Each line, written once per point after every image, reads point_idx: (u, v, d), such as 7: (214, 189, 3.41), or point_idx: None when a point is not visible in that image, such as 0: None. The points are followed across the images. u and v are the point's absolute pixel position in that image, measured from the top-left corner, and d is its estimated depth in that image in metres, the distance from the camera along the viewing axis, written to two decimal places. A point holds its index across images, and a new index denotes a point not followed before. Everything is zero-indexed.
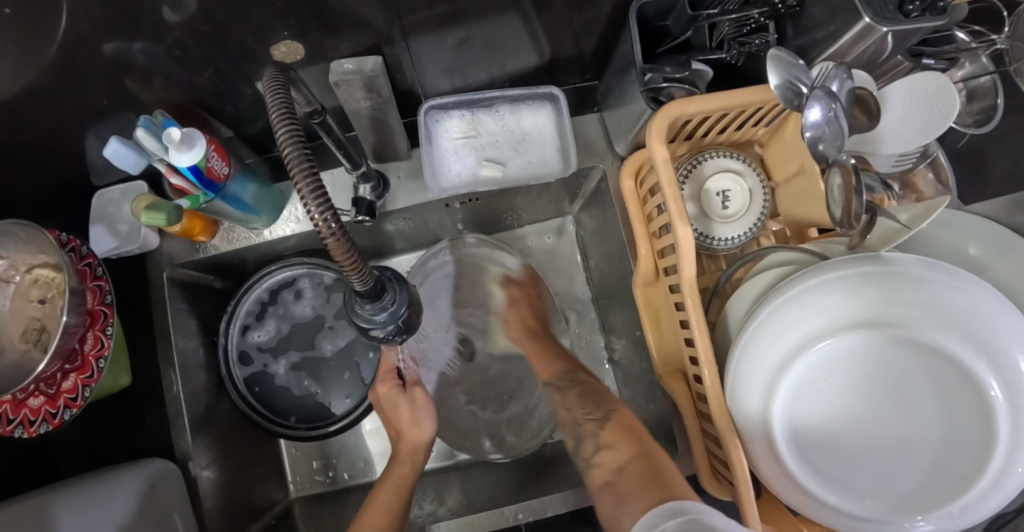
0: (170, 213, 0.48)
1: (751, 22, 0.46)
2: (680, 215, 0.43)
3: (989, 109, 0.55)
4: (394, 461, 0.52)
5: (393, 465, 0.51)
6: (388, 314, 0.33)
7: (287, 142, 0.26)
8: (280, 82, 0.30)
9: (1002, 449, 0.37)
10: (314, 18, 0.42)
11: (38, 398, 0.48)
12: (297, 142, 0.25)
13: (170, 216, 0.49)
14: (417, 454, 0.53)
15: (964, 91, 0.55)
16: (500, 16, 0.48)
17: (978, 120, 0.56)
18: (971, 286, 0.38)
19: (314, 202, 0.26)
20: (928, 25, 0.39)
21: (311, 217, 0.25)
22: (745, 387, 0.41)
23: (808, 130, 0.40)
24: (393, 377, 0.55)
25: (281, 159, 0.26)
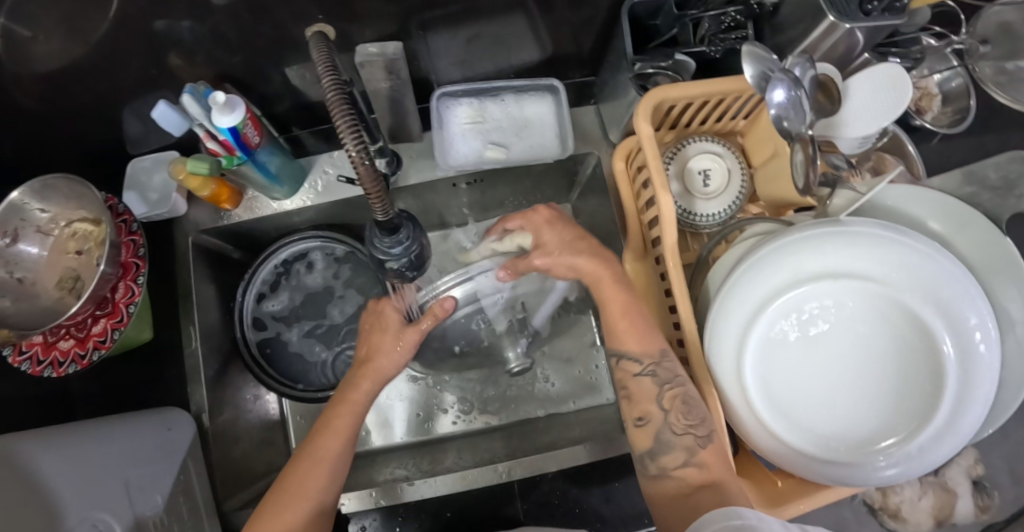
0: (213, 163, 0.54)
1: (730, 21, 0.52)
2: (662, 185, 0.48)
3: (963, 109, 0.63)
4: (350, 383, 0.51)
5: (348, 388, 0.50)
6: (402, 249, 0.38)
7: (333, 92, 0.33)
8: (326, 49, 0.36)
9: (950, 390, 0.41)
10: (344, 5, 0.48)
11: (67, 341, 0.53)
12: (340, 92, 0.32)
13: (210, 167, 0.55)
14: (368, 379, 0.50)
15: (941, 92, 0.64)
16: (508, 13, 0.54)
17: (955, 119, 0.63)
18: (925, 247, 0.42)
19: (350, 136, 0.31)
20: (887, 23, 0.45)
21: (347, 148, 0.31)
22: (721, 341, 0.45)
23: (773, 109, 0.46)
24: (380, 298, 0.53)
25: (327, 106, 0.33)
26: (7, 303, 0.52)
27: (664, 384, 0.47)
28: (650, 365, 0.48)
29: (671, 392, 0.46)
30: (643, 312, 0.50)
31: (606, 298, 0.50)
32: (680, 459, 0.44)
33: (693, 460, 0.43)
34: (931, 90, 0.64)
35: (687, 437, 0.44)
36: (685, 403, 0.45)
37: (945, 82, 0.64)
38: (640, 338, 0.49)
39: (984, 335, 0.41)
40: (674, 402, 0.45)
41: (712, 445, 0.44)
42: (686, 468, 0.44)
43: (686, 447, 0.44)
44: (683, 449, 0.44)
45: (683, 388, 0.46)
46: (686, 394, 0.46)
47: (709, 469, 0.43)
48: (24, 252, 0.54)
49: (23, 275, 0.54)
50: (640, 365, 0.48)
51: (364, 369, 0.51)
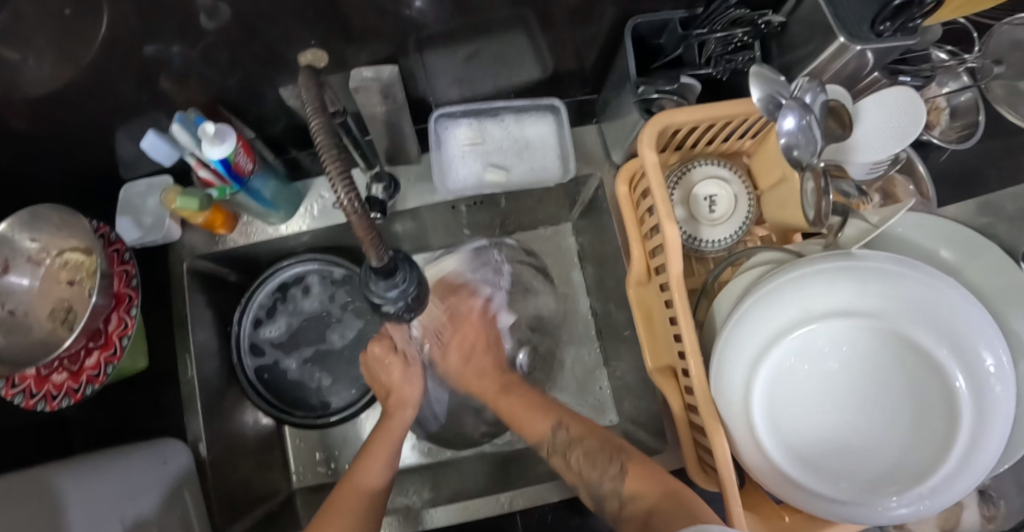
0: (202, 201, 0.53)
1: (737, 40, 0.51)
2: (668, 215, 0.46)
3: (972, 124, 0.60)
4: (386, 415, 0.55)
5: (385, 420, 0.54)
6: (399, 292, 0.37)
7: (321, 135, 0.30)
8: (313, 85, 0.34)
9: (965, 432, 0.39)
10: (338, 28, 0.47)
11: (61, 374, 0.51)
12: (330, 136, 0.30)
13: (201, 203, 0.53)
14: (406, 407, 0.55)
15: (950, 107, 0.61)
16: (507, 31, 0.52)
17: (963, 135, 0.60)
18: (937, 281, 0.40)
19: (340, 185, 0.30)
20: (900, 44, 0.43)
21: (337, 197, 0.29)
22: (727, 375, 0.44)
23: (784, 137, 0.44)
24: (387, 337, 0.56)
25: (315, 151, 0.30)
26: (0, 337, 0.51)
27: (567, 456, 0.50)
28: (549, 446, 0.51)
29: (576, 455, 0.50)
30: (534, 401, 0.55)
31: (510, 409, 0.55)
32: (615, 503, 0.46)
33: (625, 498, 0.45)
34: (938, 105, 0.61)
35: (609, 480, 0.47)
36: (588, 457, 0.49)
37: (956, 96, 0.61)
38: (528, 419, 0.53)
39: (1000, 373, 0.39)
40: (580, 461, 0.49)
41: (630, 473, 0.46)
42: (625, 507, 0.45)
43: (614, 490, 0.46)
44: (614, 491, 0.46)
45: (586, 443, 0.50)
46: (588, 449, 0.50)
47: (644, 496, 0.44)
48: (14, 284, 0.53)
49: (14, 307, 0.53)
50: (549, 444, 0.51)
51: (394, 400, 0.55)
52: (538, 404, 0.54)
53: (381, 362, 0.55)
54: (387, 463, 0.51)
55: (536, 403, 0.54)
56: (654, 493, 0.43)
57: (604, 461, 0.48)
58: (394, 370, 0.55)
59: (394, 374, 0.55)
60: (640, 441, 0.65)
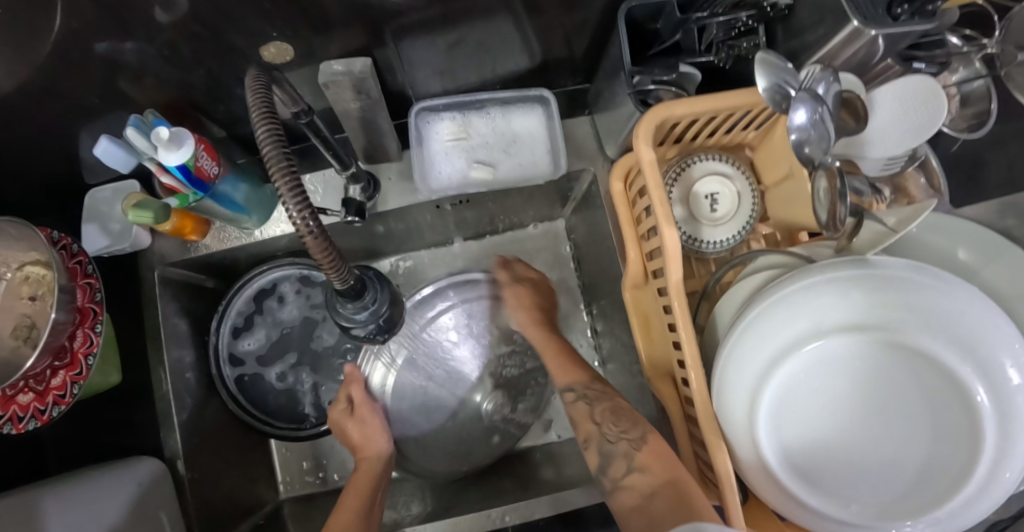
0: (157, 211, 0.49)
1: (739, 25, 0.47)
2: (666, 217, 0.42)
3: (984, 113, 0.53)
4: (356, 471, 0.57)
5: (356, 472, 0.57)
6: (369, 313, 0.34)
7: (268, 144, 0.26)
8: (262, 85, 0.30)
9: (990, 452, 0.36)
10: (304, 18, 0.42)
11: (27, 395, 0.48)
12: (278, 145, 0.26)
13: (157, 215, 0.49)
14: (374, 460, 0.58)
15: (958, 95, 0.54)
16: (491, 18, 0.48)
17: (972, 125, 0.54)
18: (958, 290, 0.37)
19: (293, 202, 0.26)
20: (917, 29, 0.38)
21: (289, 216, 0.25)
22: (731, 391, 0.41)
23: (794, 131, 0.40)
24: (343, 401, 0.61)
25: (262, 163, 0.26)
26: None
27: (593, 406, 0.54)
28: (580, 392, 0.56)
29: (600, 409, 0.53)
30: (568, 352, 0.62)
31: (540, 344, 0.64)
32: (624, 467, 0.47)
33: (635, 465, 0.46)
34: (948, 93, 0.54)
35: (624, 442, 0.49)
36: (614, 413, 0.51)
37: (964, 84, 0.54)
38: (570, 367, 0.59)
39: None
40: (603, 415, 0.52)
41: (647, 446, 0.47)
42: (633, 473, 0.46)
43: (626, 454, 0.48)
44: (626, 453, 0.48)
45: (611, 402, 0.53)
46: (614, 407, 0.52)
47: (652, 471, 0.45)
48: None
49: None
50: (575, 391, 0.57)
51: (359, 453, 0.59)
52: (575, 365, 0.60)
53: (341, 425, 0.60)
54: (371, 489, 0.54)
55: (565, 355, 0.61)
56: (659, 474, 0.44)
57: (625, 422, 0.50)
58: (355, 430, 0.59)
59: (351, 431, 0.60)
60: None
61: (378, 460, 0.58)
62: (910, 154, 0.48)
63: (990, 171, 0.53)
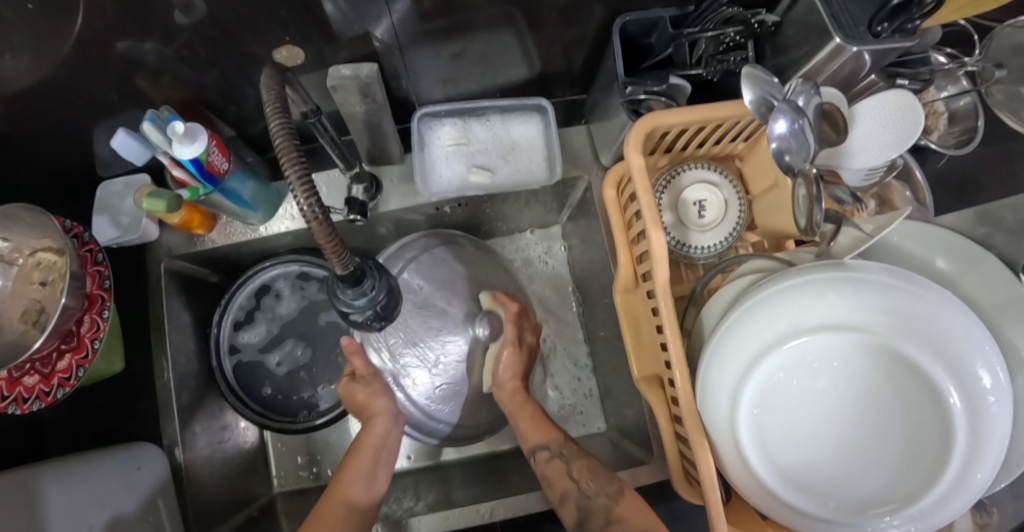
0: (170, 201, 0.51)
1: (728, 40, 0.48)
2: (654, 221, 0.45)
3: (971, 129, 0.56)
4: (363, 429, 0.53)
5: (360, 435, 0.52)
6: (367, 300, 0.35)
7: (280, 136, 0.29)
8: (277, 84, 0.32)
9: (961, 453, 0.38)
10: (315, 26, 0.45)
11: (33, 377, 0.50)
12: (289, 138, 0.28)
13: (170, 204, 0.52)
14: (382, 416, 0.53)
15: (946, 111, 0.57)
16: (492, 30, 0.51)
17: (961, 140, 0.56)
18: (929, 294, 0.39)
19: (302, 191, 0.28)
20: (897, 46, 0.41)
21: (297, 202, 0.27)
22: (712, 391, 0.42)
23: (775, 141, 0.43)
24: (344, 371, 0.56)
25: (275, 153, 0.29)
26: None
27: (568, 465, 0.50)
28: (554, 450, 0.52)
29: (577, 467, 0.50)
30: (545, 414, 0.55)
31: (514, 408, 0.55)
32: (603, 519, 0.46)
33: (613, 517, 0.46)
34: (936, 109, 0.56)
35: (605, 497, 0.47)
36: (591, 470, 0.49)
37: (952, 101, 0.56)
38: (535, 424, 0.54)
39: (995, 389, 0.38)
40: (582, 473, 0.49)
41: (626, 500, 0.46)
42: (611, 526, 0.45)
43: (607, 506, 0.47)
44: (606, 507, 0.47)
45: (589, 459, 0.51)
46: (592, 465, 0.50)
47: (630, 521, 0.45)
48: None
49: None
50: (550, 450, 0.52)
51: (368, 413, 0.53)
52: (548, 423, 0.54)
53: (347, 393, 0.55)
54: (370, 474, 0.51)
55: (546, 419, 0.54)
56: (637, 524, 0.45)
57: (604, 476, 0.49)
58: (357, 392, 0.54)
59: (357, 397, 0.54)
60: (626, 450, 0.64)
61: (385, 423, 0.53)
62: (889, 166, 0.49)
63: (976, 185, 0.55)
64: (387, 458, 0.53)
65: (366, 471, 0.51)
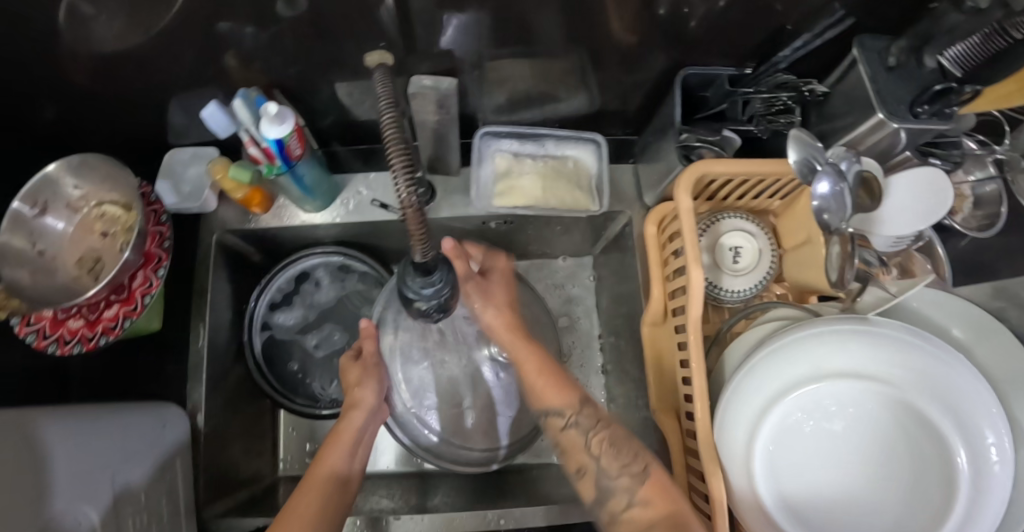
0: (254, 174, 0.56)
1: (780, 103, 0.53)
2: (694, 259, 0.49)
3: (993, 215, 0.58)
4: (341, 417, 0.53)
5: (337, 422, 0.53)
6: (434, 290, 0.38)
7: (390, 129, 0.31)
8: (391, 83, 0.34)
9: (962, 507, 0.40)
10: (406, 36, 0.49)
11: (78, 320, 0.53)
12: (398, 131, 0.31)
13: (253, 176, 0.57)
14: (359, 409, 0.53)
15: (971, 195, 0.59)
16: (561, 63, 0.55)
17: (983, 225, 0.58)
18: (951, 357, 0.41)
19: (403, 181, 0.31)
20: (933, 127, 0.45)
21: (400, 188, 0.30)
22: (731, 426, 0.44)
23: (817, 199, 0.46)
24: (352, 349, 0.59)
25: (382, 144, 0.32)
26: (26, 275, 0.52)
27: (589, 435, 0.48)
28: (571, 417, 0.49)
29: (598, 437, 0.48)
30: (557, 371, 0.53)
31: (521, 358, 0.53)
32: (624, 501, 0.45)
33: (636, 500, 0.44)
34: (962, 192, 0.60)
35: (626, 478, 0.45)
36: (613, 446, 0.47)
37: (979, 186, 0.59)
38: (549, 391, 0.51)
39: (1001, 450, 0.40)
40: (602, 446, 0.47)
41: (649, 481, 0.44)
42: (631, 510, 0.44)
43: (627, 489, 0.45)
44: (626, 489, 0.45)
45: (610, 430, 0.48)
46: (614, 437, 0.48)
47: (655, 503, 0.43)
48: (48, 226, 0.53)
49: (45, 249, 0.53)
50: (565, 417, 0.50)
51: (349, 402, 0.54)
52: (570, 384, 0.52)
53: (344, 368, 0.57)
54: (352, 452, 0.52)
55: (558, 376, 0.52)
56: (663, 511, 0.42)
57: (627, 455, 0.46)
58: (352, 372, 0.56)
59: (350, 377, 0.56)
60: None
61: (361, 416, 0.53)
62: (916, 236, 0.52)
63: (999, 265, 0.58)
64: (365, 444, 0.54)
65: (341, 457, 0.51)
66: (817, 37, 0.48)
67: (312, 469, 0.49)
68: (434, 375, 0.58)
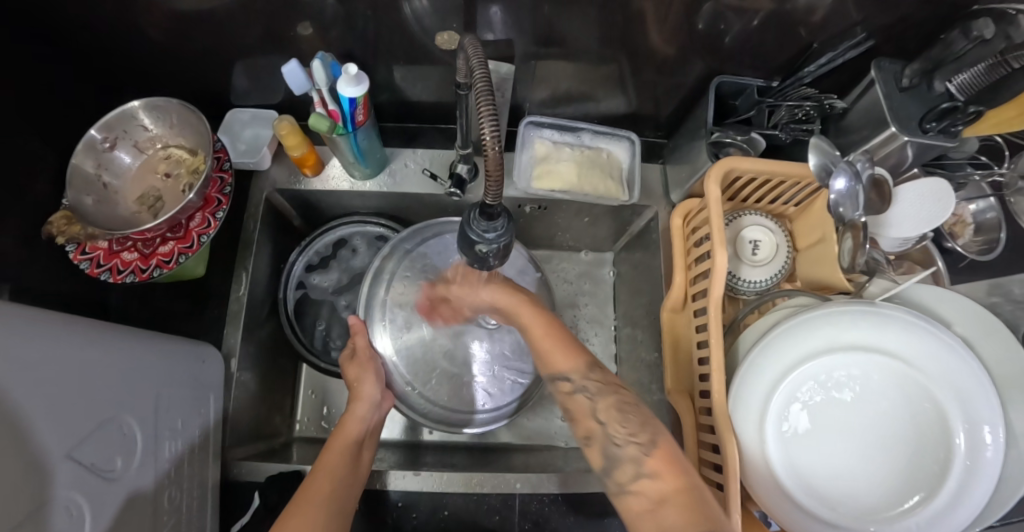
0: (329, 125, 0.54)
1: (803, 112, 0.58)
2: (721, 243, 0.53)
3: (993, 240, 0.61)
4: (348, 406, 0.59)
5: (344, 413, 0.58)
6: (496, 235, 0.41)
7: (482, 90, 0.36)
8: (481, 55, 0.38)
9: (959, 472, 0.43)
10: (473, 23, 0.54)
11: (132, 254, 0.55)
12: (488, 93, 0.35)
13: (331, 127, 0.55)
14: (365, 395, 0.59)
15: (972, 222, 0.62)
16: (607, 63, 0.60)
17: (983, 249, 0.61)
18: (952, 342, 0.45)
19: (489, 131, 0.34)
20: (938, 143, 0.51)
21: (487, 133, 0.33)
22: (746, 394, 0.48)
23: (834, 194, 0.51)
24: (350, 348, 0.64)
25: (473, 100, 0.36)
26: (90, 201, 0.54)
27: (596, 400, 0.47)
28: (576, 381, 0.49)
29: (606, 404, 0.46)
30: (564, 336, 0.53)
31: (526, 322, 0.56)
32: (631, 471, 0.42)
33: (645, 470, 0.41)
34: (963, 218, 0.62)
35: (632, 445, 0.43)
36: (620, 412, 0.46)
37: (979, 213, 0.62)
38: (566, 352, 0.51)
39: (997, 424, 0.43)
40: (609, 413, 0.46)
41: (659, 450, 0.42)
42: (641, 480, 0.41)
43: (633, 458, 0.43)
44: (631, 458, 0.43)
45: (617, 396, 0.47)
46: (620, 404, 0.46)
47: (664, 477, 0.40)
48: (116, 163, 0.57)
49: (109, 181, 0.56)
50: (572, 381, 0.49)
51: (353, 393, 0.59)
52: (574, 348, 0.52)
53: (342, 367, 0.62)
54: (359, 431, 0.57)
55: (564, 341, 0.52)
56: (674, 483, 0.40)
57: (633, 420, 0.45)
58: (352, 369, 0.61)
59: (350, 373, 0.61)
60: None
61: (364, 406, 0.58)
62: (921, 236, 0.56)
63: None
64: (371, 428, 0.59)
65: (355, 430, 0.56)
66: (840, 56, 0.55)
67: (338, 429, 0.56)
68: (420, 354, 0.65)
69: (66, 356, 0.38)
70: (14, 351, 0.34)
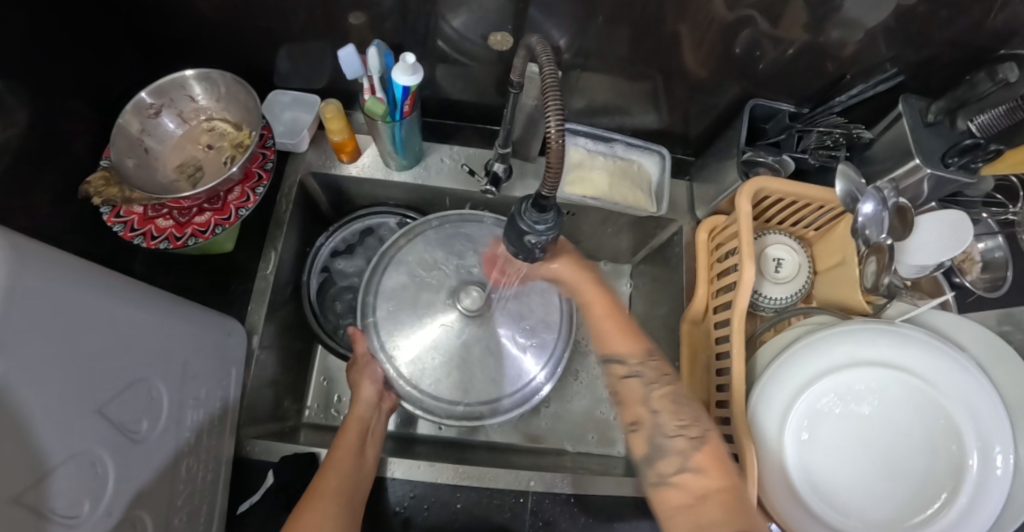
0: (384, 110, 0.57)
1: (833, 139, 0.61)
2: (749, 256, 0.55)
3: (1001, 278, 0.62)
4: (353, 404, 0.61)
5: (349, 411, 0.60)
6: (545, 227, 0.42)
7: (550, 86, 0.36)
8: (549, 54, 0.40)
9: (970, 490, 0.45)
10: (522, 29, 0.56)
11: (167, 221, 0.55)
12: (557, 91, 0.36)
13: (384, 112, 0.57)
14: (368, 394, 0.61)
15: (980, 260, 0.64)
16: (644, 79, 0.63)
17: (990, 286, 0.62)
18: (967, 364, 0.47)
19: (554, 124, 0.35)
20: (959, 179, 0.53)
21: (553, 128, 0.34)
22: (766, 402, 0.49)
23: (863, 217, 0.53)
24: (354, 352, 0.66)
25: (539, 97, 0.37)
26: (131, 164, 0.54)
27: (651, 388, 0.49)
28: (633, 366, 0.51)
29: (660, 393, 0.49)
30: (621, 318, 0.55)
31: (589, 298, 0.56)
32: (676, 464, 0.44)
33: (690, 466, 0.44)
34: (971, 255, 0.64)
35: (682, 440, 0.46)
36: (675, 403, 0.48)
37: (987, 252, 0.64)
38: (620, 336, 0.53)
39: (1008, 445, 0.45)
40: (663, 403, 0.48)
41: (705, 445, 0.45)
42: (683, 474, 0.44)
43: (680, 451, 0.45)
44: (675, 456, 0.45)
45: (672, 388, 0.49)
46: (675, 395, 0.49)
47: (710, 474, 0.43)
48: (159, 131, 0.57)
49: (151, 146, 0.57)
50: (628, 365, 0.51)
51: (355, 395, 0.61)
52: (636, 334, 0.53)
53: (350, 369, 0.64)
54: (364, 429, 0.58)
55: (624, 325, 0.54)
56: (716, 477, 0.42)
57: (685, 411, 0.47)
58: (355, 373, 0.63)
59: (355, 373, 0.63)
60: None
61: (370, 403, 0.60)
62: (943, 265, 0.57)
63: None
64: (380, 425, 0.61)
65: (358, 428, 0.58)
66: (871, 88, 0.59)
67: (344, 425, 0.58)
68: (431, 341, 0.64)
69: (89, 322, 0.35)
70: (64, 293, 0.33)
